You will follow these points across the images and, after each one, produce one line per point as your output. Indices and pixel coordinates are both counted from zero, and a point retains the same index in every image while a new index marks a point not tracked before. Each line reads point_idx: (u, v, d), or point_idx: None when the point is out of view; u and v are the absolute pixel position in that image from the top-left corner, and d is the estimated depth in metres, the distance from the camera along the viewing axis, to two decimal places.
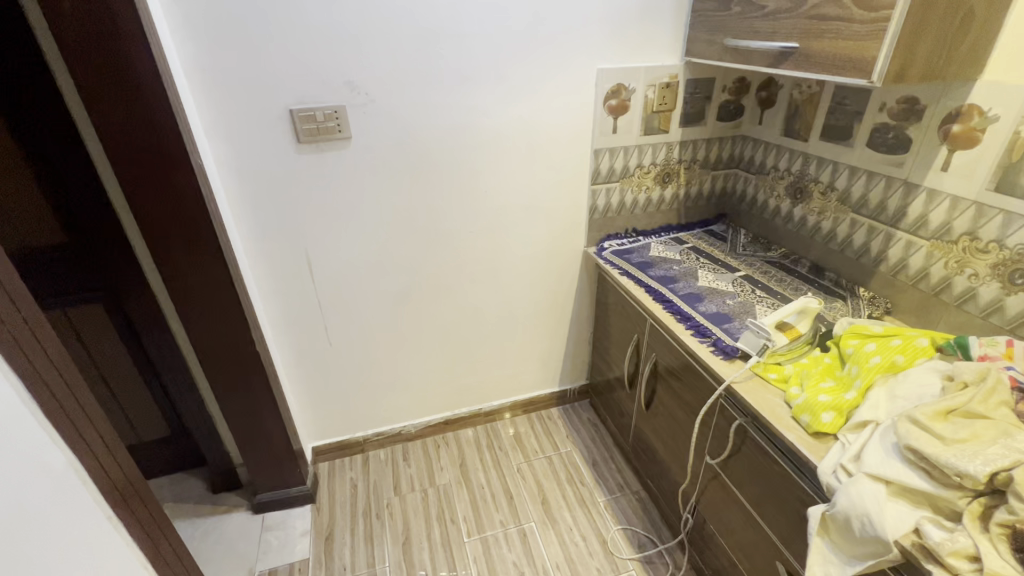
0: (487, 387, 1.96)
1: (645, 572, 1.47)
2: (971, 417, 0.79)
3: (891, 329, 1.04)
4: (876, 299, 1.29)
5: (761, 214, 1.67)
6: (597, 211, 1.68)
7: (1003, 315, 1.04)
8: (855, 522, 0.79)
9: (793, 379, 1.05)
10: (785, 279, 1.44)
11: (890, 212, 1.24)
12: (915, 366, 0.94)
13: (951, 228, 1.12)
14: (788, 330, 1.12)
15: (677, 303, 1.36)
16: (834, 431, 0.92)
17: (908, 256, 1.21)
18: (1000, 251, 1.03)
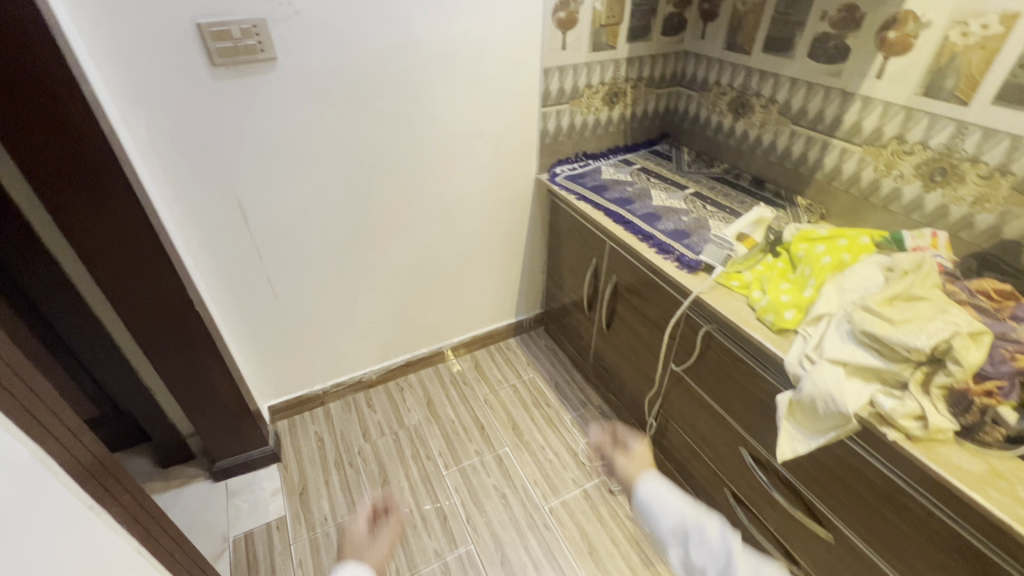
0: (445, 325, 1.93)
1: (614, 475, 1.59)
2: (913, 300, 0.89)
3: (834, 231, 1.14)
4: (812, 206, 1.39)
5: (704, 131, 1.70)
6: (548, 135, 1.63)
7: (922, 211, 1.17)
8: (820, 403, 0.88)
9: (753, 285, 1.13)
10: (731, 193, 1.51)
11: (828, 121, 1.32)
12: (859, 262, 1.04)
13: (882, 133, 1.21)
14: (745, 241, 1.18)
15: (636, 224, 1.38)
16: (794, 328, 1.01)
17: (843, 163, 1.31)
18: (924, 151, 1.14)
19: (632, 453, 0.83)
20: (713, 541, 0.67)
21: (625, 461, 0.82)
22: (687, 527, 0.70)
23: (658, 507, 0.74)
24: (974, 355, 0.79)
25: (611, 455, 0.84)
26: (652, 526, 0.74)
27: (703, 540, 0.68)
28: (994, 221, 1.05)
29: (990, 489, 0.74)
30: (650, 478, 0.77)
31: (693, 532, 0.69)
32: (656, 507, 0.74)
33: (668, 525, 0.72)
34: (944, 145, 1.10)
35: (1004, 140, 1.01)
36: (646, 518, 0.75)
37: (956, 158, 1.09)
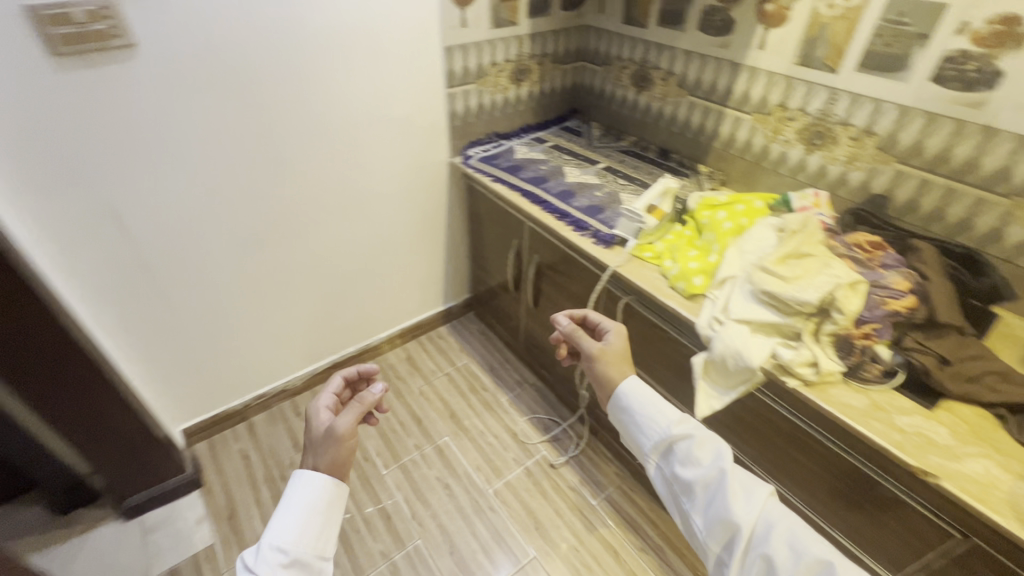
0: (371, 321, 1.86)
1: (554, 449, 1.63)
2: (802, 258, 0.97)
3: (733, 197, 1.21)
4: (713, 173, 1.47)
5: (611, 105, 1.73)
6: (457, 116, 1.59)
7: (806, 172, 1.28)
8: (730, 361, 0.94)
9: (665, 255, 1.17)
10: (640, 165, 1.56)
11: (720, 91, 1.39)
12: (755, 225, 1.11)
13: (767, 101, 1.29)
14: (655, 212, 1.22)
15: (552, 202, 1.39)
16: (703, 292, 1.07)
17: (737, 131, 1.39)
18: (804, 117, 1.23)
19: (604, 351, 0.89)
20: (700, 455, 0.72)
21: (605, 361, 0.86)
22: (673, 440, 0.74)
23: (645, 423, 0.77)
24: (854, 302, 0.87)
25: (585, 351, 0.90)
26: (636, 435, 0.79)
27: (690, 452, 0.73)
28: (864, 178, 1.17)
29: (873, 420, 0.83)
30: (633, 385, 0.81)
31: (678, 446, 0.74)
32: (642, 418, 0.78)
33: (655, 435, 0.76)
34: (820, 111, 1.20)
35: (868, 103, 1.11)
36: (630, 428, 0.80)
37: (830, 121, 1.19)
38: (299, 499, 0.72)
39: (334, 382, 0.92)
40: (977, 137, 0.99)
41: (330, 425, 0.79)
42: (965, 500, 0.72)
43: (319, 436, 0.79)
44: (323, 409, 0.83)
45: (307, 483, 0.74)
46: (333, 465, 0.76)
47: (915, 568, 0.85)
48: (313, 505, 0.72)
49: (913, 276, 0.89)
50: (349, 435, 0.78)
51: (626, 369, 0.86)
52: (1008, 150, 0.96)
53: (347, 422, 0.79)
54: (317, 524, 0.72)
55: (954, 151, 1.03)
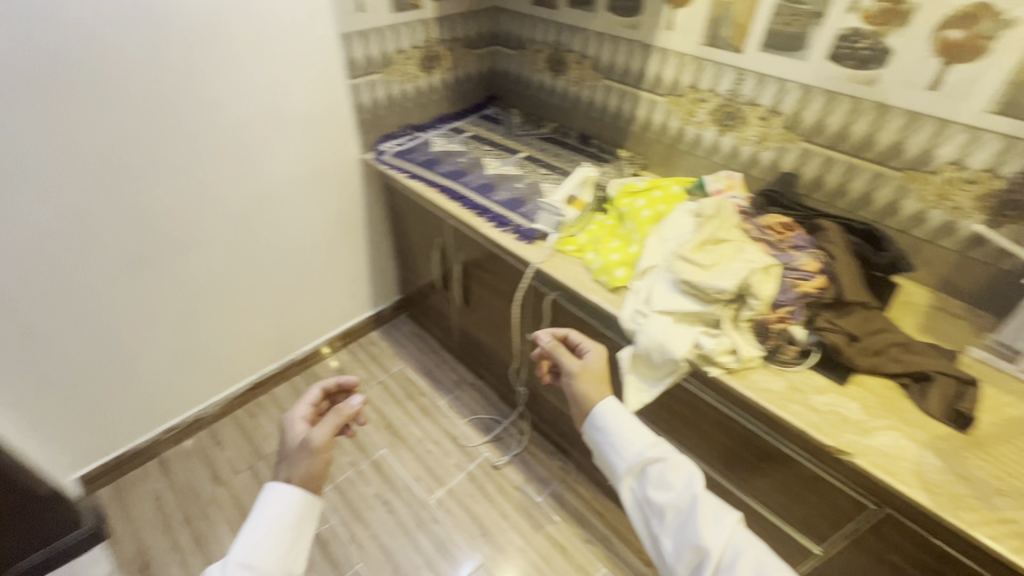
0: (292, 334, 1.73)
1: (496, 449, 1.59)
2: (718, 243, 0.97)
3: (651, 183, 1.19)
4: (634, 157, 1.45)
5: (529, 91, 1.68)
6: (364, 109, 1.47)
7: (721, 153, 1.28)
8: (655, 353, 0.93)
9: (587, 247, 1.14)
10: (561, 152, 1.51)
11: (634, 73, 1.36)
12: (673, 211, 1.10)
13: (679, 83, 1.28)
14: (575, 203, 1.18)
15: (471, 197, 1.32)
16: (626, 283, 1.04)
17: (653, 114, 1.37)
18: (715, 98, 1.23)
19: (584, 369, 0.89)
20: (672, 479, 0.72)
21: (583, 378, 0.86)
22: (646, 463, 0.75)
23: (619, 445, 0.77)
24: (768, 286, 0.87)
25: (565, 367, 0.90)
26: (610, 457, 0.79)
27: (662, 475, 0.73)
28: (774, 157, 1.18)
29: (790, 402, 0.84)
30: (609, 406, 0.82)
31: (650, 469, 0.74)
32: (618, 440, 0.78)
33: (629, 457, 0.76)
34: (729, 91, 1.20)
35: (773, 83, 1.12)
36: (605, 449, 0.80)
37: (739, 102, 1.19)
38: (270, 513, 0.73)
39: (311, 396, 0.91)
40: (872, 114, 1.01)
41: (305, 436, 0.81)
42: (877, 475, 0.74)
43: (295, 446, 0.81)
44: (299, 422, 0.85)
45: (279, 497, 0.74)
46: (305, 477, 0.77)
47: (837, 539, 0.88)
48: (282, 518, 0.72)
49: (821, 256, 0.89)
50: (321, 447, 0.79)
51: (603, 389, 0.86)
52: (899, 126, 0.99)
53: (321, 434, 0.80)
54: (285, 539, 0.72)
55: (852, 128, 1.05)
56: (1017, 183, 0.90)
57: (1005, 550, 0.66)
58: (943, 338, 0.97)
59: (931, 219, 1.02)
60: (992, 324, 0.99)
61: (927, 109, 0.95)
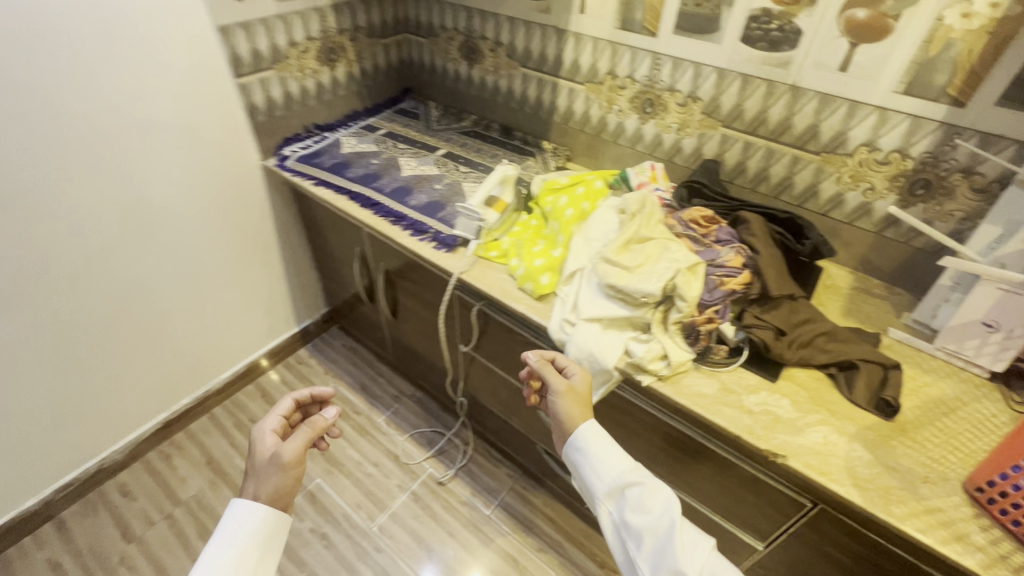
0: (204, 363, 1.56)
1: (440, 463, 1.52)
2: (643, 242, 0.92)
3: (574, 178, 1.13)
4: (558, 149, 1.38)
5: (445, 81, 1.56)
6: (259, 110, 1.32)
7: (644, 142, 1.23)
8: (586, 364, 0.88)
9: (511, 252, 1.06)
10: (482, 147, 1.42)
11: (551, 61, 1.28)
12: (597, 208, 1.04)
13: (597, 70, 1.21)
14: (496, 204, 1.10)
15: (385, 203, 1.21)
16: (552, 289, 0.98)
17: (573, 104, 1.30)
18: (633, 85, 1.17)
19: (568, 389, 0.81)
20: (651, 504, 0.69)
21: (567, 397, 0.79)
22: (626, 486, 0.71)
23: (599, 465, 0.74)
24: (694, 287, 0.83)
25: (549, 384, 0.82)
26: (589, 477, 0.74)
27: (641, 499, 0.70)
28: (696, 144, 1.15)
29: (723, 406, 0.81)
30: (590, 428, 0.77)
31: (629, 493, 0.71)
32: (596, 461, 0.74)
33: (608, 478, 0.73)
34: (647, 77, 1.14)
35: (689, 68, 1.08)
36: (582, 470, 0.75)
37: (658, 88, 1.14)
38: (237, 532, 0.66)
39: (280, 407, 0.80)
40: (786, 97, 0.99)
41: (273, 450, 0.73)
42: (810, 476, 0.73)
43: (263, 460, 0.73)
44: (268, 432, 0.76)
45: (247, 516, 0.67)
46: (274, 493, 0.70)
47: (778, 535, 0.87)
48: (249, 536, 0.67)
49: (744, 250, 0.86)
50: (291, 462, 0.71)
51: (584, 411, 0.79)
52: (813, 109, 0.97)
53: (291, 448, 0.72)
54: (252, 557, 0.66)
55: (769, 112, 1.02)
56: (925, 163, 0.91)
57: (934, 542, 0.66)
58: (865, 320, 0.98)
59: (849, 201, 1.02)
60: (909, 301, 1.01)
61: (838, 91, 0.93)
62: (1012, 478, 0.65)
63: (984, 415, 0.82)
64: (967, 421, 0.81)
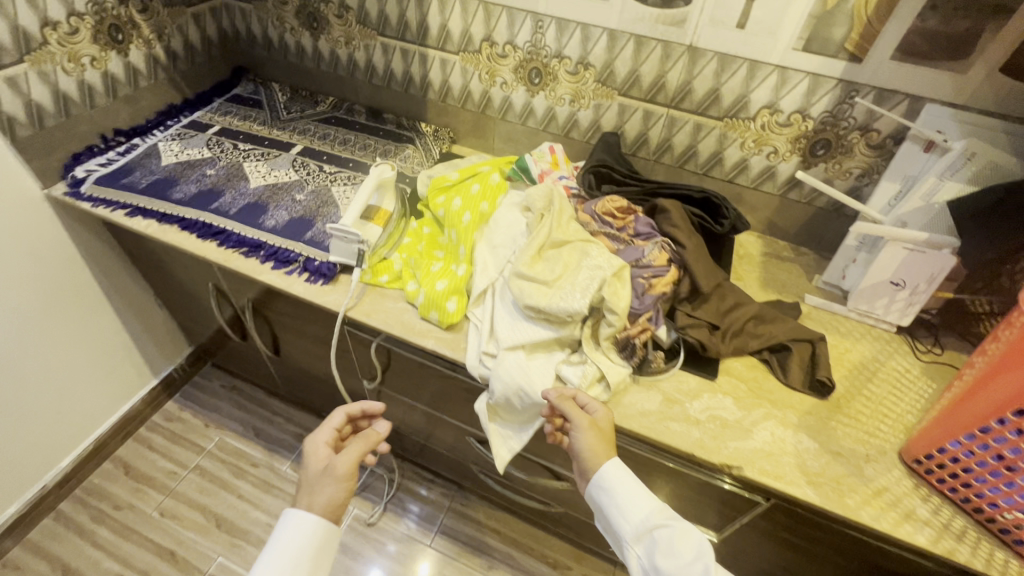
0: (29, 458, 1.19)
1: (366, 501, 1.35)
2: (558, 246, 0.80)
3: (465, 172, 0.96)
4: (439, 131, 1.19)
5: (286, 57, 1.27)
6: (18, 123, 0.94)
7: (536, 117, 1.09)
8: (515, 399, 0.76)
9: (405, 273, 0.88)
10: (348, 137, 1.18)
11: (414, 27, 1.07)
12: (499, 208, 0.89)
13: (470, 36, 1.03)
14: (376, 215, 0.90)
15: (233, 229, 0.95)
16: (463, 315, 0.83)
17: (449, 77, 1.11)
18: (516, 53, 1.01)
19: (592, 424, 0.70)
20: (683, 548, 0.62)
21: (588, 435, 0.69)
22: (656, 526, 0.64)
23: (624, 505, 0.66)
24: (623, 296, 0.73)
25: (569, 419, 0.70)
26: (614, 518, 0.67)
27: (672, 542, 0.62)
28: (592, 116, 1.03)
29: (670, 421, 0.74)
30: (616, 468, 0.68)
31: (658, 535, 0.63)
32: (620, 501, 0.66)
33: (635, 519, 0.65)
34: (530, 43, 0.98)
35: (576, 30, 0.93)
36: (606, 513, 0.68)
37: (543, 55, 0.99)
38: (291, 541, 0.62)
39: (332, 419, 0.76)
40: (684, 59, 0.89)
41: (329, 462, 0.69)
42: (767, 484, 0.69)
43: (318, 469, 0.69)
44: (325, 440, 0.73)
45: (299, 525, 0.63)
46: (326, 503, 0.66)
47: (731, 527, 0.85)
48: (302, 545, 0.62)
49: (668, 245, 0.78)
50: (344, 472, 0.68)
51: (607, 449, 0.69)
52: (712, 71, 0.89)
53: (346, 458, 0.70)
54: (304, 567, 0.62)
55: (666, 78, 0.93)
56: (824, 122, 0.87)
57: (888, 527, 0.66)
58: (781, 289, 0.96)
59: (753, 165, 0.97)
60: (814, 260, 1.01)
61: (737, 50, 0.85)
62: (951, 453, 0.65)
63: (900, 372, 0.84)
64: (888, 382, 0.82)
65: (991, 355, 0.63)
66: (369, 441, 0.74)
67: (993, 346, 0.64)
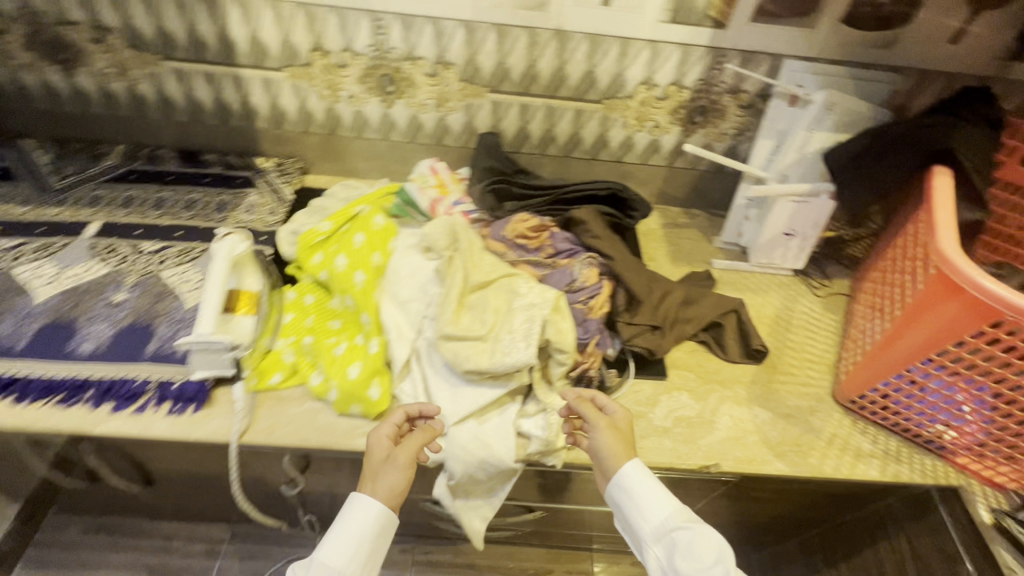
0: None
1: None
2: (479, 290, 0.70)
3: (336, 218, 0.80)
4: (283, 164, 0.98)
5: (30, 102, 0.92)
6: None
7: (399, 130, 0.94)
8: (480, 472, 0.67)
9: (302, 363, 0.72)
10: (162, 196, 0.92)
11: (213, 43, 0.83)
12: (393, 255, 0.76)
13: (294, 47, 0.83)
14: (239, 302, 0.71)
15: (32, 374, 0.68)
16: (390, 396, 0.69)
17: (279, 99, 0.90)
18: (357, 60, 0.84)
19: (609, 424, 0.65)
20: (703, 550, 0.58)
21: (605, 433, 0.63)
22: (674, 526, 0.61)
23: (642, 505, 0.62)
24: (568, 331, 0.66)
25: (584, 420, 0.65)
26: (630, 517, 0.63)
27: (691, 544, 0.59)
28: (464, 118, 0.91)
29: (643, 440, 0.71)
30: (635, 470, 0.62)
31: (677, 536, 0.60)
32: (640, 503, 0.62)
33: (652, 518, 0.62)
34: (372, 46, 0.82)
35: (426, 26, 0.80)
36: (623, 511, 0.64)
37: (392, 59, 0.84)
38: (352, 524, 0.60)
39: (392, 413, 0.65)
40: (552, 45, 0.81)
41: (389, 456, 0.62)
42: (744, 471, 0.70)
43: (381, 457, 0.62)
44: (389, 432, 0.63)
45: (361, 507, 0.61)
46: (389, 490, 0.60)
47: (707, 503, 0.87)
48: (362, 528, 0.60)
49: (595, 259, 0.72)
50: (404, 459, 0.61)
51: (626, 450, 0.64)
52: (584, 53, 0.82)
53: (404, 446, 0.62)
54: (365, 547, 0.60)
55: (537, 67, 0.84)
56: (699, 90, 0.86)
57: (847, 472, 0.71)
58: (691, 259, 0.97)
59: (638, 142, 0.94)
60: (708, 220, 1.04)
61: (605, 28, 0.79)
62: (881, 391, 0.73)
63: (808, 313, 0.90)
64: (803, 327, 0.88)
65: (907, 298, 0.68)
66: (433, 431, 0.65)
67: (908, 288, 0.69)
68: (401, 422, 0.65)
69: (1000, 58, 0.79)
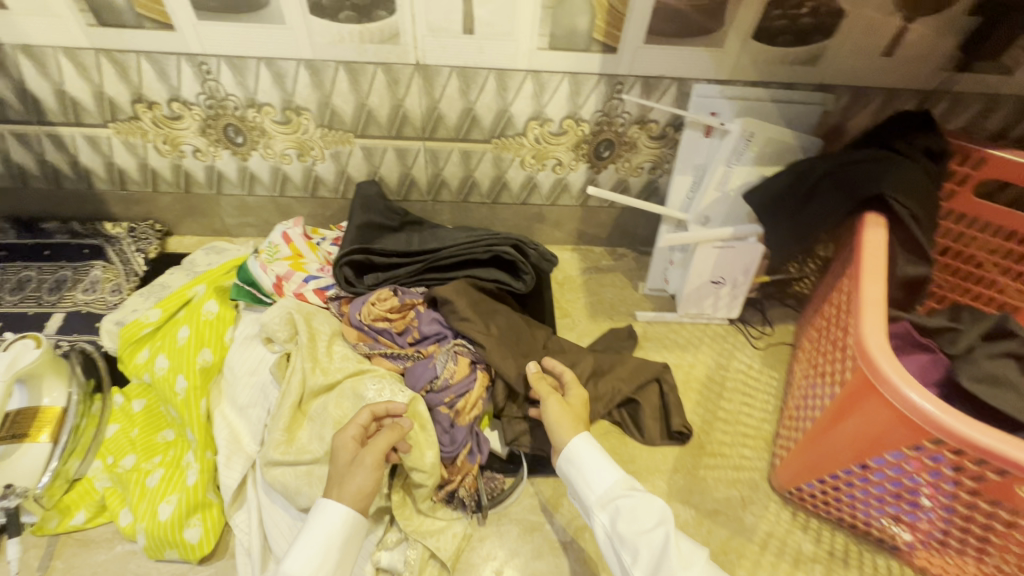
0: None
1: None
2: (321, 395, 0.57)
3: (168, 303, 0.66)
4: (137, 227, 0.85)
5: None
6: None
7: (264, 183, 0.81)
8: None
9: (113, 496, 0.58)
10: None
11: (13, 100, 0.69)
12: (230, 350, 0.63)
13: (111, 99, 0.69)
14: (36, 426, 0.59)
15: None
16: (218, 532, 0.57)
17: (113, 158, 0.76)
18: (192, 111, 0.71)
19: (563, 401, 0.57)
20: (644, 513, 0.47)
21: (552, 405, 0.55)
22: (618, 492, 0.49)
23: (584, 467, 0.52)
24: (427, 446, 0.54)
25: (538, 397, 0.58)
26: (574, 485, 0.52)
27: (634, 510, 0.47)
28: (335, 167, 0.78)
29: (535, 563, 0.58)
30: (584, 442, 0.53)
31: (620, 503, 0.48)
32: (582, 467, 0.52)
33: (596, 481, 0.51)
34: (204, 94, 0.69)
35: (261, 68, 0.66)
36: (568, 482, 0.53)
37: (232, 107, 0.71)
38: (320, 535, 0.46)
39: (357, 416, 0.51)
40: (417, 81, 0.68)
41: (356, 455, 0.49)
42: None
43: (344, 462, 0.49)
44: (355, 433, 0.50)
45: (330, 517, 0.46)
46: (355, 493, 0.47)
47: None
48: (328, 537, 0.46)
49: (464, 347, 0.61)
50: (373, 458, 0.49)
51: (577, 424, 0.55)
52: (456, 89, 0.69)
53: (374, 443, 0.49)
54: (338, 556, 0.46)
55: (406, 107, 0.71)
56: (600, 122, 0.73)
57: None
58: (612, 312, 0.84)
59: (542, 182, 0.82)
60: (635, 261, 0.91)
61: (474, 60, 0.66)
62: (820, 487, 0.60)
63: (745, 371, 0.78)
64: (738, 389, 0.76)
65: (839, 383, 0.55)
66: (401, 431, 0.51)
67: (841, 367, 0.57)
68: (369, 424, 0.52)
69: (945, 70, 0.67)
